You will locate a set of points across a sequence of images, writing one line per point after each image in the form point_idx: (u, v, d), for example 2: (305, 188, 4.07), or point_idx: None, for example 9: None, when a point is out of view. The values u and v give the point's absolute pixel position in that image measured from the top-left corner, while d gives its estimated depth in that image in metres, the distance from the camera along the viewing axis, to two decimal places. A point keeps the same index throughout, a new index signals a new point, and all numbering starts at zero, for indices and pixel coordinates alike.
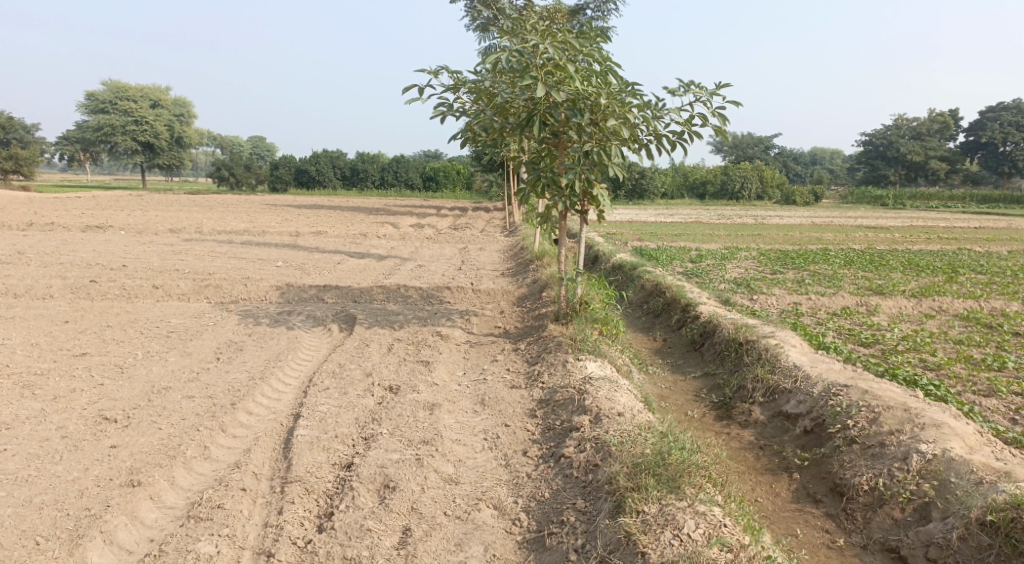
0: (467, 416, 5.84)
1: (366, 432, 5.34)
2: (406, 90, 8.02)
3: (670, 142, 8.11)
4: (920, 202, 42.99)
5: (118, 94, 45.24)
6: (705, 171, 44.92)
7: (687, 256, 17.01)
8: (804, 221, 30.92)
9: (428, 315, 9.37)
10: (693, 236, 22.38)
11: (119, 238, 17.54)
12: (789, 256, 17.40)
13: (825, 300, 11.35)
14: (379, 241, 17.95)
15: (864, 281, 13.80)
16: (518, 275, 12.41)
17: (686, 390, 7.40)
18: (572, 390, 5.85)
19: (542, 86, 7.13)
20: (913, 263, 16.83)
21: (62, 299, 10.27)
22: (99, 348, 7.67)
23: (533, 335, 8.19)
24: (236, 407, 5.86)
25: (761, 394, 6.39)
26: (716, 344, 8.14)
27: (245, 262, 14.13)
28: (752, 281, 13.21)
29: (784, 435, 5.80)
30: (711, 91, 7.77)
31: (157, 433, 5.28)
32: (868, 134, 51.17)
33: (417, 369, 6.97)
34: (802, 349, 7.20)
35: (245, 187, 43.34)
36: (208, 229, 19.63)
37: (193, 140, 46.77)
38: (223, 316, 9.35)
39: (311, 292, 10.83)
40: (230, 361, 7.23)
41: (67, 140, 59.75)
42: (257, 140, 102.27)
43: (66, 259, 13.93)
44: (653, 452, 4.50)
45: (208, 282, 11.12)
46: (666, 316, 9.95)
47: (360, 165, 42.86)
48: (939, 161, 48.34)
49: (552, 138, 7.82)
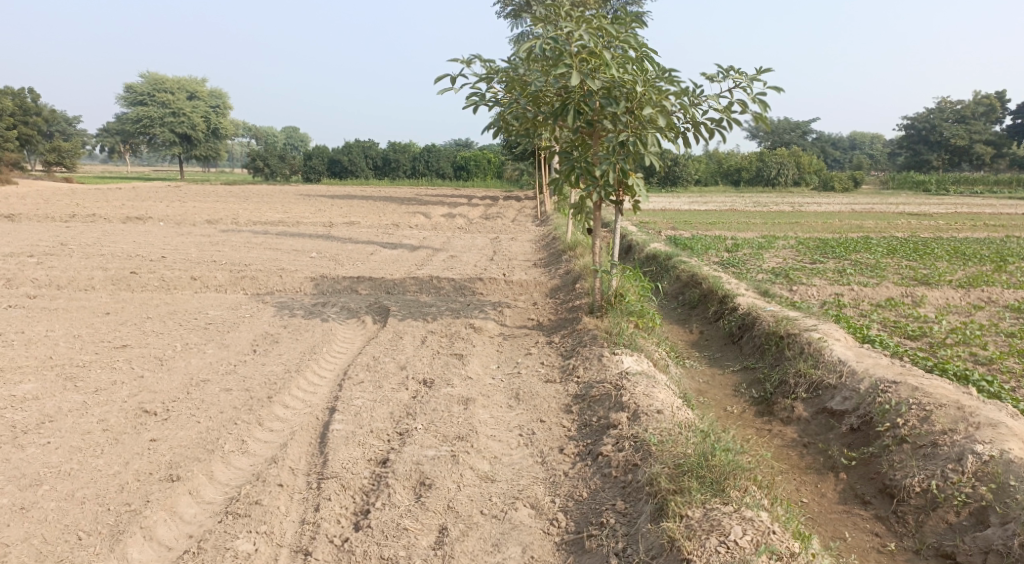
0: (502, 411, 5.79)
1: (401, 427, 5.31)
2: (438, 80, 7.95)
3: (708, 130, 7.94)
4: (963, 187, 41.83)
5: (155, 86, 45.98)
6: (740, 157, 44.24)
7: (723, 245, 16.75)
8: (843, 208, 30.30)
9: (461, 306, 9.35)
10: (729, 224, 22.07)
11: (158, 229, 17.81)
12: (829, 245, 17.05)
13: (868, 291, 11.09)
14: (411, 231, 17.99)
15: (909, 270, 13.46)
16: (551, 265, 12.33)
17: (725, 384, 7.29)
18: (609, 386, 5.76)
19: (577, 75, 7.00)
20: (958, 251, 16.37)
21: (103, 291, 10.45)
22: (139, 339, 7.77)
23: (567, 328, 8.10)
24: (272, 400, 5.89)
25: (804, 390, 6.32)
26: (755, 337, 7.98)
27: (279, 253, 14.25)
28: (791, 271, 12.97)
29: (829, 433, 5.70)
30: (751, 77, 7.56)
31: (195, 427, 5.32)
32: (909, 118, 49.95)
33: (452, 362, 6.93)
34: (847, 343, 7.03)
35: (279, 178, 43.81)
36: (244, 220, 19.85)
37: (229, 131, 47.41)
38: (259, 307, 9.43)
39: (345, 283, 10.86)
40: (267, 353, 7.27)
41: (107, 133, 61.08)
42: (292, 132, 103.48)
43: (107, 250, 14.20)
44: (694, 452, 4.40)
45: (245, 273, 11.22)
46: (703, 308, 9.79)
47: (392, 155, 43.03)
48: (985, 145, 46.99)
49: (587, 128, 7.68)
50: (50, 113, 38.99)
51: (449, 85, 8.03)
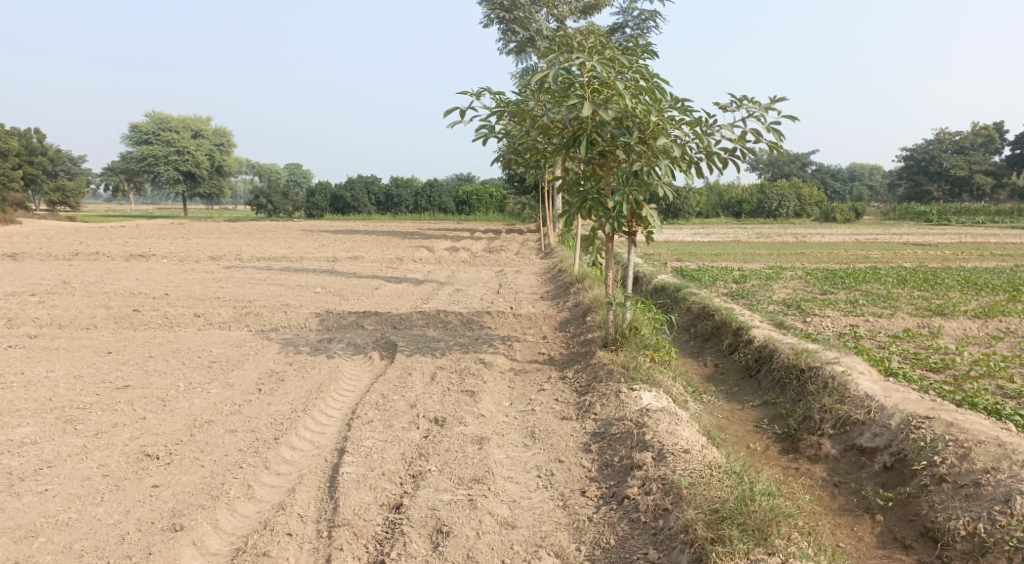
0: (518, 450, 5.56)
1: (415, 469, 5.09)
2: (446, 112, 7.84)
3: (721, 160, 7.79)
4: (965, 217, 41.76)
5: (160, 125, 46.28)
6: (741, 190, 44.26)
7: (731, 277, 16.59)
8: (847, 238, 30.21)
9: (470, 341, 9.14)
10: (735, 256, 21.93)
11: (161, 266, 17.68)
12: (838, 275, 16.89)
13: (883, 322, 10.90)
14: (416, 265, 17.84)
15: (922, 300, 13.28)
16: (559, 297, 12.14)
17: (746, 419, 7.07)
18: (630, 423, 5.54)
19: (589, 104, 6.88)
20: (969, 281, 16.18)
21: (105, 330, 10.25)
22: (141, 379, 7.56)
23: (580, 362, 7.89)
24: (279, 442, 5.66)
25: (831, 426, 6.13)
26: (773, 370, 7.75)
27: (283, 289, 14.09)
28: (802, 302, 12.79)
29: (860, 471, 5.51)
30: (765, 106, 7.42)
31: (199, 471, 5.09)
32: (909, 149, 50.15)
33: (463, 400, 6.71)
34: (871, 376, 6.83)
35: (282, 214, 43.89)
36: (247, 256, 19.74)
37: (232, 168, 47.62)
38: (264, 345, 9.22)
39: (351, 318, 10.67)
40: (272, 392, 7.04)
41: (112, 171, 61.44)
42: (295, 168, 104.17)
43: (110, 288, 14.04)
44: (729, 496, 4.18)
45: (249, 310, 11.04)
46: (716, 341, 9.57)
47: (394, 191, 43.15)
48: (985, 175, 47.05)
49: (599, 158, 7.54)
50: (55, 152, 39.17)
51: (458, 117, 7.92)
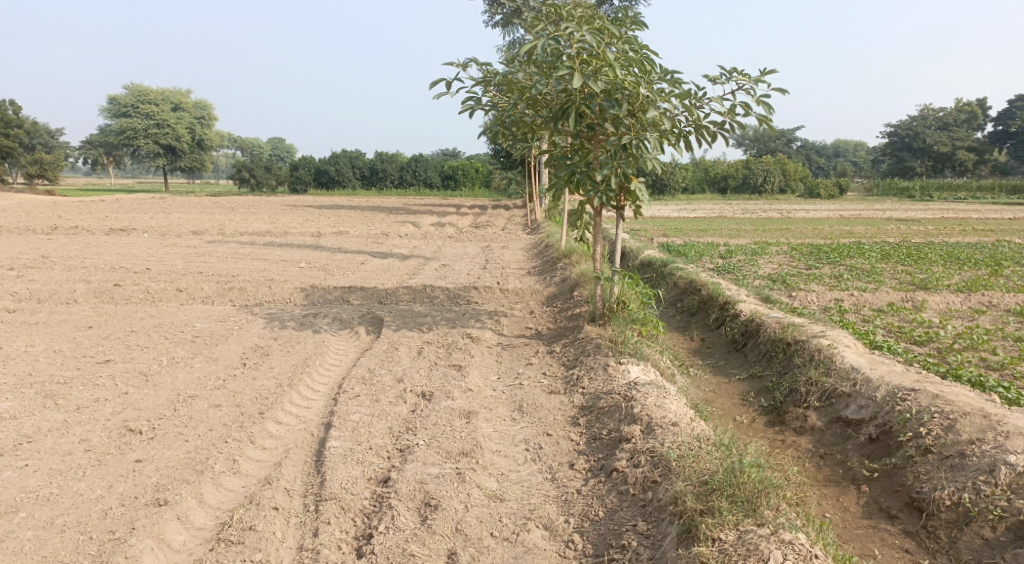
0: (506, 424, 5.53)
1: (402, 443, 5.05)
2: (433, 84, 7.73)
3: (710, 133, 7.74)
4: (948, 193, 42.03)
5: (140, 98, 45.51)
6: (726, 165, 44.28)
7: (717, 252, 16.61)
8: (831, 214, 30.33)
9: (456, 315, 9.09)
10: (720, 231, 21.95)
11: (143, 241, 17.47)
12: (823, 250, 16.95)
13: (868, 296, 10.95)
14: (401, 240, 17.72)
15: (906, 275, 13.36)
16: (546, 273, 12.10)
17: (732, 393, 7.09)
18: (618, 397, 5.52)
19: (578, 75, 6.78)
20: (952, 255, 16.30)
21: (86, 304, 10.12)
22: (123, 353, 7.47)
23: (568, 336, 7.86)
24: (264, 417, 5.61)
25: (817, 398, 6.16)
26: (760, 344, 7.77)
27: (267, 263, 13.95)
28: (788, 277, 12.82)
29: (846, 443, 5.55)
30: (756, 78, 7.36)
31: (184, 446, 5.04)
32: (893, 125, 50.32)
33: (450, 374, 6.67)
34: (857, 349, 6.86)
35: (265, 189, 43.45)
36: (230, 231, 19.55)
37: (214, 142, 47.00)
38: (248, 319, 9.13)
39: (336, 293, 10.57)
40: (257, 367, 6.98)
41: (91, 145, 60.50)
42: (278, 143, 103.04)
43: (91, 262, 13.85)
44: (718, 468, 4.18)
45: (233, 285, 10.93)
46: (703, 315, 9.58)
47: (379, 165, 42.78)
48: (967, 151, 47.31)
49: (587, 131, 7.47)
50: (32, 125, 38.46)
51: (445, 89, 7.82)
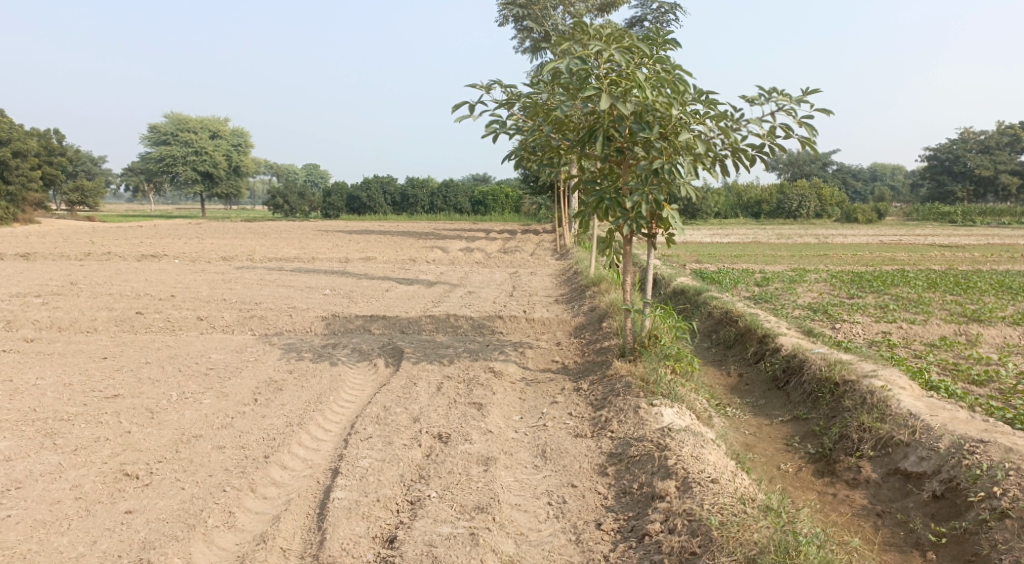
0: (527, 472, 5.07)
1: (413, 495, 4.64)
2: (455, 107, 7.38)
3: (748, 157, 7.29)
4: (990, 218, 40.75)
5: (179, 125, 46.26)
6: (760, 190, 43.61)
7: (753, 279, 16.02)
8: (870, 239, 29.44)
9: (480, 347, 8.66)
10: (755, 257, 21.32)
11: (172, 267, 17.35)
12: (865, 278, 16.27)
13: (917, 329, 10.32)
14: (429, 266, 17.40)
15: (956, 306, 12.66)
16: (574, 301, 11.63)
17: (775, 436, 6.58)
18: (651, 445, 5.03)
19: (607, 97, 6.38)
20: (1003, 285, 15.48)
21: (104, 334, 9.88)
22: (132, 387, 7.16)
23: (597, 372, 7.39)
24: (268, 461, 5.22)
25: (870, 447, 5.67)
26: (804, 383, 7.21)
27: (292, 291, 13.68)
28: (829, 307, 12.22)
29: (906, 500, 5.08)
30: (798, 98, 6.91)
31: (179, 494, 4.69)
32: (932, 149, 49.22)
33: (470, 414, 6.22)
34: (913, 391, 6.30)
35: (298, 214, 43.72)
36: (259, 257, 19.40)
37: (250, 168, 47.53)
38: (265, 350, 8.79)
39: (358, 322, 10.20)
40: (268, 404, 6.60)
41: (132, 172, 61.77)
42: (313, 168, 104.41)
43: (117, 289, 13.73)
44: (768, 547, 3.73)
45: (254, 313, 10.65)
46: (740, 349, 9.02)
47: (410, 191, 42.79)
48: (1010, 175, 45.92)
49: (617, 156, 7.06)
50: (73, 152, 39.20)
51: (468, 112, 7.46)
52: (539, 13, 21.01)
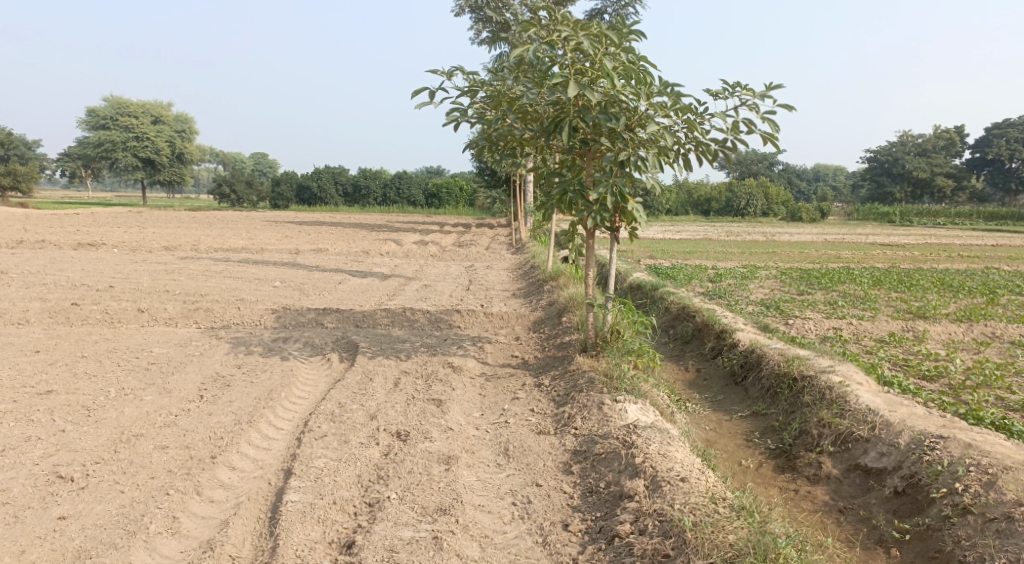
0: (490, 471, 4.92)
1: (372, 496, 4.45)
2: (415, 93, 7.17)
3: (711, 151, 7.25)
4: (927, 218, 42.10)
5: (119, 110, 44.62)
6: (709, 188, 44.27)
7: (706, 275, 16.15)
8: (815, 238, 30.06)
9: (437, 342, 8.46)
10: (707, 253, 21.53)
11: (112, 257, 16.66)
12: (814, 275, 16.53)
13: (868, 325, 10.48)
14: (382, 259, 17.07)
15: (902, 302, 12.92)
16: (531, 296, 11.51)
17: (736, 432, 6.56)
18: (616, 442, 4.93)
19: (574, 85, 6.26)
20: (945, 282, 15.89)
21: (38, 326, 9.39)
22: (67, 383, 6.77)
23: (557, 367, 7.27)
24: (215, 462, 4.96)
25: (831, 443, 5.67)
26: (762, 378, 7.21)
27: (240, 282, 13.24)
28: (782, 303, 12.35)
29: (868, 495, 5.09)
30: (761, 93, 6.88)
31: (118, 498, 4.42)
32: (873, 151, 50.63)
33: (429, 410, 6.04)
34: (870, 387, 6.34)
35: (246, 204, 42.64)
36: (205, 247, 18.82)
37: (194, 156, 46.15)
38: (212, 344, 8.44)
39: (309, 316, 9.89)
40: (215, 400, 6.31)
41: (69, 157, 59.46)
42: (261, 157, 102.26)
43: (52, 278, 13.11)
44: (746, 549, 3.70)
45: (199, 305, 10.24)
46: (698, 344, 9.01)
47: (361, 182, 42.14)
48: (946, 178, 47.51)
49: (581, 147, 6.95)
50: (7, 135, 37.53)
51: (428, 99, 7.25)
52: (497, 4, 20.82)
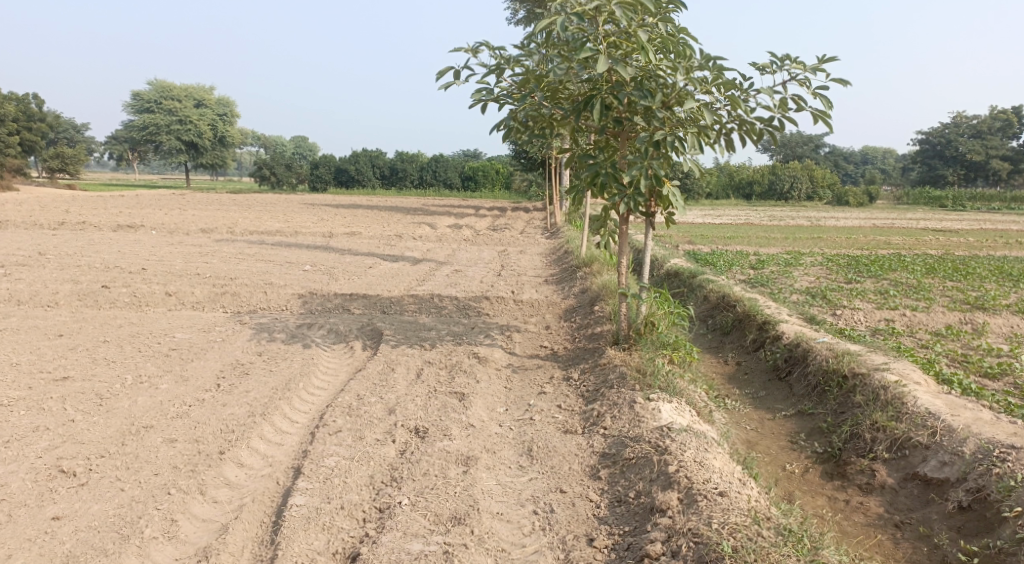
0: (511, 475, 4.57)
1: (382, 501, 4.19)
2: (439, 72, 6.80)
3: (757, 130, 6.74)
4: (980, 202, 40.42)
5: (163, 93, 45.06)
6: (752, 170, 43.19)
7: (748, 261, 15.55)
8: (862, 223, 29.01)
9: (464, 330, 8.12)
10: (748, 239, 20.81)
11: (149, 239, 16.65)
12: (861, 262, 15.80)
13: (921, 317, 9.86)
14: (415, 243, 16.79)
15: (958, 292, 12.21)
16: (564, 282, 11.10)
17: (780, 433, 6.11)
18: (648, 447, 4.54)
19: (606, 60, 5.82)
20: (1003, 271, 15.05)
21: (65, 309, 9.27)
22: (84, 369, 6.59)
23: (588, 360, 6.88)
24: (223, 458, 4.70)
25: (885, 449, 5.21)
26: (808, 375, 6.73)
27: (271, 266, 13.06)
28: (828, 292, 11.75)
29: (928, 510, 4.64)
30: (813, 67, 6.35)
31: (116, 497, 4.23)
32: (924, 132, 48.88)
33: (450, 405, 5.69)
34: (928, 387, 5.84)
35: (286, 187, 42.85)
36: (240, 229, 18.75)
37: (236, 139, 46.51)
38: (235, 330, 8.22)
39: (336, 301, 9.62)
40: (231, 390, 6.05)
41: (115, 141, 60.51)
42: (302, 141, 103.06)
43: (87, 260, 13.11)
44: None
45: (227, 289, 10.05)
46: (738, 336, 8.53)
47: (399, 165, 41.98)
48: (1002, 160, 45.53)
49: (614, 127, 6.52)
50: (54, 118, 38.11)
51: (453, 78, 6.87)
52: None
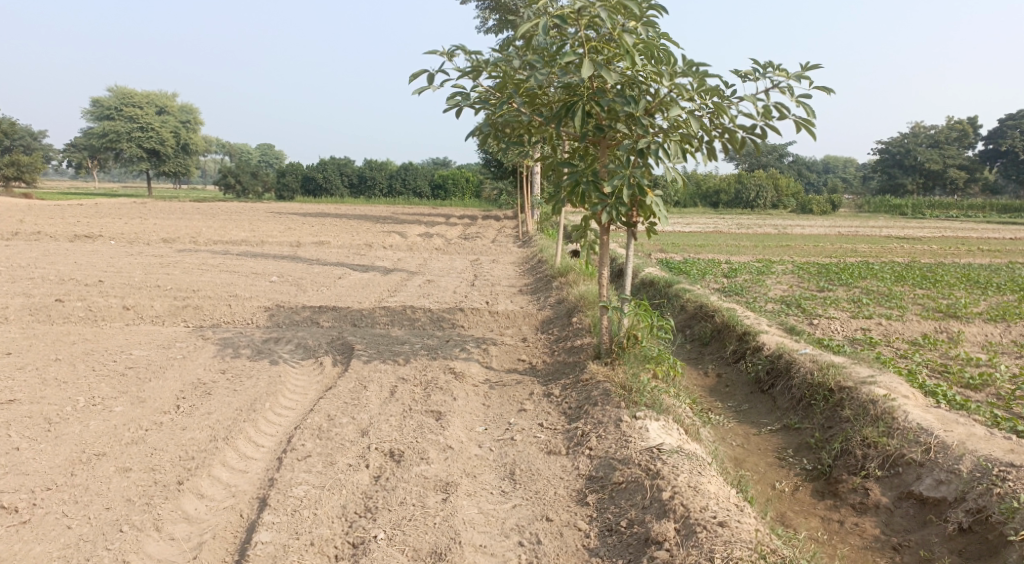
0: (494, 502, 4.31)
1: (356, 535, 3.96)
2: (413, 76, 6.53)
3: (739, 138, 6.57)
4: (939, 211, 41.15)
5: (124, 100, 44.03)
6: (718, 179, 43.52)
7: (720, 270, 15.47)
8: (828, 230, 29.26)
9: (438, 344, 7.83)
10: (719, 247, 20.76)
11: (108, 249, 16.05)
12: (832, 270, 15.81)
13: (898, 325, 9.79)
14: (385, 252, 16.43)
15: (929, 300, 12.22)
16: (538, 292, 10.86)
17: (767, 449, 5.92)
18: (638, 471, 4.34)
19: (588, 64, 5.63)
20: (970, 278, 15.16)
21: (16, 324, 8.78)
22: (34, 391, 6.18)
23: (568, 375, 6.64)
24: (181, 489, 4.37)
25: (878, 466, 5.04)
26: (793, 387, 6.56)
27: (236, 277, 12.62)
28: (803, 301, 11.67)
29: (927, 532, 4.51)
30: (796, 74, 6.20)
31: (62, 535, 3.95)
32: (884, 142, 49.72)
33: (427, 425, 5.40)
34: (917, 401, 5.69)
35: (251, 195, 42.10)
36: (204, 239, 18.20)
37: (200, 147, 45.60)
38: (197, 345, 7.83)
39: (304, 314, 9.25)
40: (191, 413, 5.69)
41: (74, 148, 59.06)
42: (267, 149, 101.66)
43: (40, 272, 12.53)
44: None
45: (189, 302, 9.62)
46: (717, 346, 8.36)
47: (367, 173, 41.48)
48: (959, 169, 46.49)
49: (595, 134, 6.31)
50: (10, 125, 37.00)
51: (427, 82, 6.60)
52: None
